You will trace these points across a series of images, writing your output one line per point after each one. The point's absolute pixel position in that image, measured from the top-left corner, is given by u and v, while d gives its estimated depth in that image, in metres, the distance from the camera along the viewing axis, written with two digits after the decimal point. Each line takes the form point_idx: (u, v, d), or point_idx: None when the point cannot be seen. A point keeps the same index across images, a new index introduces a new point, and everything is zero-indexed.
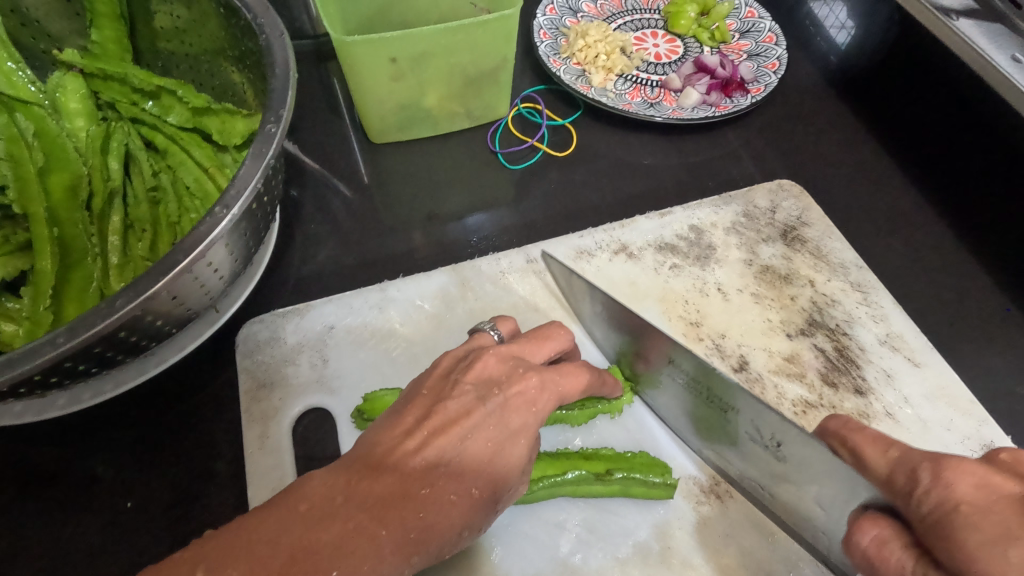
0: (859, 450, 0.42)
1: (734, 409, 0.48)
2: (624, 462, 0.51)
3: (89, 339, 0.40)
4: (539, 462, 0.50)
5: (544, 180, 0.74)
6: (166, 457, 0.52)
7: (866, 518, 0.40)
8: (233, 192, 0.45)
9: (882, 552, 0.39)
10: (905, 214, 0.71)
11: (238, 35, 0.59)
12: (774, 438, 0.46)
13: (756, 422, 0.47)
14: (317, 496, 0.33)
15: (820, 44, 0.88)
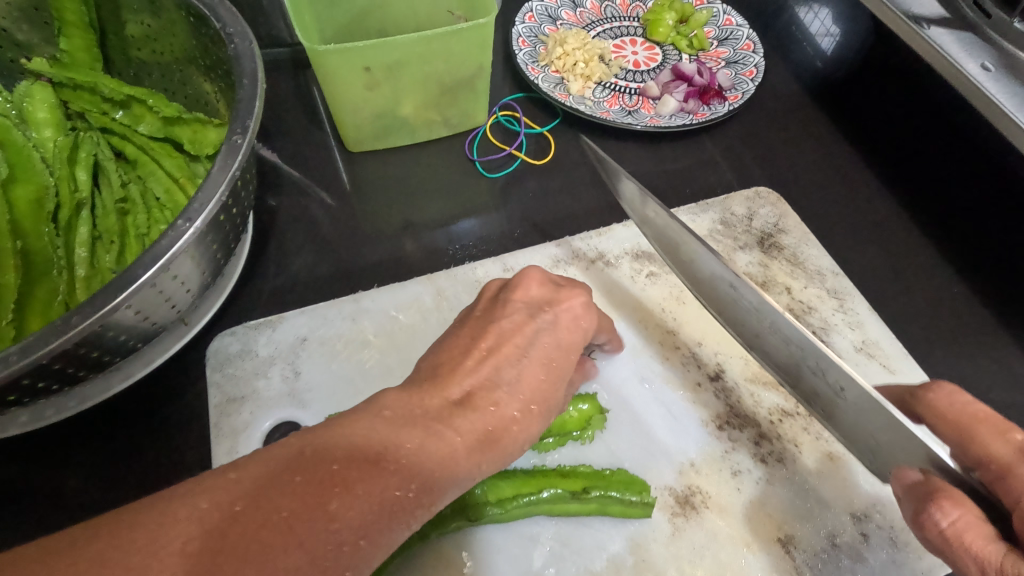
0: (978, 434, 0.38)
1: (797, 346, 0.46)
2: (602, 479, 0.50)
3: (43, 357, 0.39)
4: (514, 480, 0.49)
5: (522, 188, 0.73)
6: (132, 475, 0.51)
7: (948, 498, 0.37)
8: (196, 205, 0.44)
9: (964, 537, 0.36)
10: (881, 221, 0.71)
11: (208, 44, 0.59)
12: (838, 383, 0.44)
13: (822, 365, 0.44)
14: (363, 426, 0.34)
15: (806, 49, 0.89)
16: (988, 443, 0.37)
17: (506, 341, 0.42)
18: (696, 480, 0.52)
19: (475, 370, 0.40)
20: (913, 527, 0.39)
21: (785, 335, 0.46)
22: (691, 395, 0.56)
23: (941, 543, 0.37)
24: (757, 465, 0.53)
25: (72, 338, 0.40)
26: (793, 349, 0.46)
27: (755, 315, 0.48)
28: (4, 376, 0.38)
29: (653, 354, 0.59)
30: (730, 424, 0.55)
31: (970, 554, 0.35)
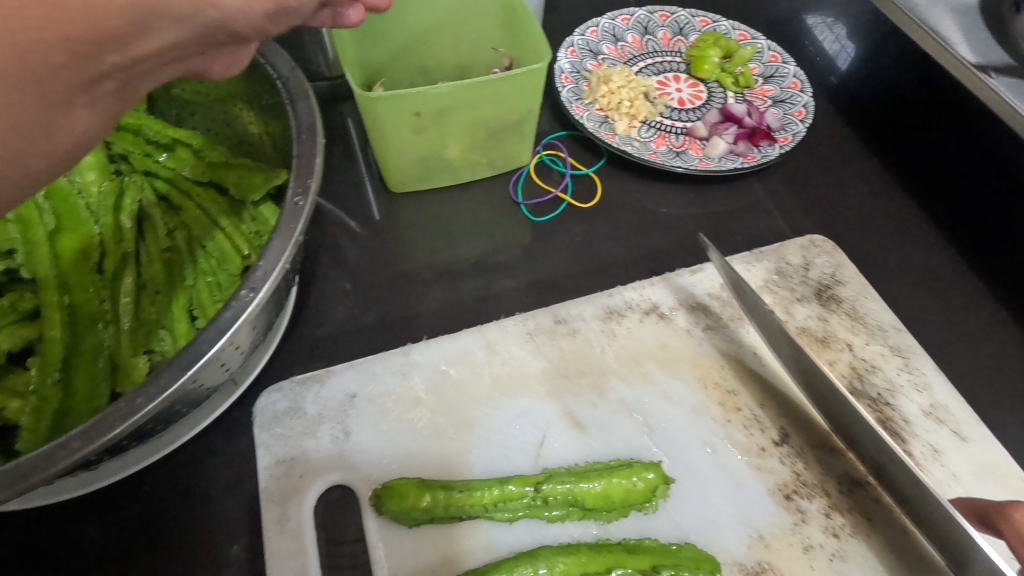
0: None
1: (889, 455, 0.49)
2: (669, 557, 0.49)
3: (107, 443, 0.37)
4: (579, 557, 0.47)
5: (568, 232, 0.72)
6: (178, 542, 0.49)
7: None
8: (260, 274, 0.43)
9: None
10: (940, 271, 0.69)
11: (259, 91, 0.58)
12: (928, 497, 0.47)
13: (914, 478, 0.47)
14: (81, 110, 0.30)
15: (819, 65, 0.91)
16: None
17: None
18: (766, 555, 0.50)
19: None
20: None
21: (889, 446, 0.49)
22: (755, 461, 0.54)
23: None
24: (828, 540, 0.51)
25: (135, 422, 0.38)
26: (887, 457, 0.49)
27: (853, 420, 0.52)
28: (68, 464, 0.36)
29: (713, 416, 0.57)
30: (797, 493, 0.53)
31: None
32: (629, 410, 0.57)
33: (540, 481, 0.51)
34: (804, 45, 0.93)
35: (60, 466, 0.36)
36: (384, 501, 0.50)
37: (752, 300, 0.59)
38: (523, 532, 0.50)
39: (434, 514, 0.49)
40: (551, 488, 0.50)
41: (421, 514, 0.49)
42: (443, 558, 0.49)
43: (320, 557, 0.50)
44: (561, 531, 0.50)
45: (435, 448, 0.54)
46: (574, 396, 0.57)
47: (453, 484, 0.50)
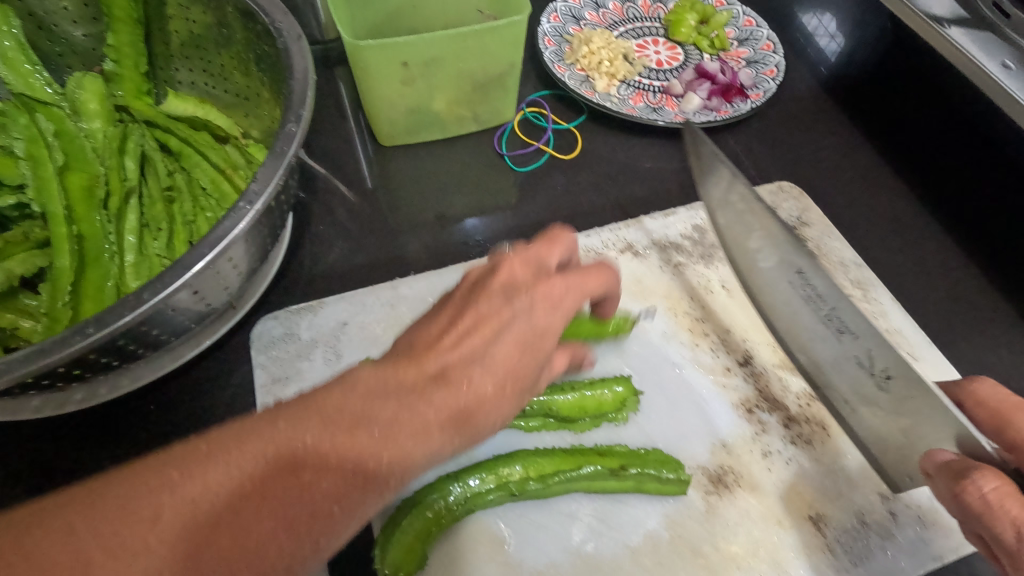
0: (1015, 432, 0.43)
1: (854, 334, 0.51)
2: (637, 458, 0.52)
3: (116, 330, 0.41)
4: (553, 456, 0.51)
5: (550, 182, 0.75)
6: (181, 452, 0.53)
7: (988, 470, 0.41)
8: (255, 189, 0.47)
9: (1004, 501, 0.39)
10: (904, 215, 0.73)
11: (253, 39, 0.61)
12: (886, 370, 0.49)
13: (872, 352, 0.50)
14: (368, 382, 0.37)
15: (810, 54, 0.90)
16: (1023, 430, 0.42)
17: (482, 321, 0.41)
18: (728, 459, 0.54)
19: (452, 349, 0.40)
20: (952, 500, 0.42)
21: (846, 330, 0.52)
22: (721, 379, 0.58)
23: (981, 506, 0.40)
24: (787, 447, 0.55)
25: (142, 312, 0.42)
26: (846, 337, 0.52)
27: (821, 302, 0.54)
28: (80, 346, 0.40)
29: (683, 341, 0.61)
30: (758, 407, 0.57)
31: (1007, 516, 0.39)
32: None
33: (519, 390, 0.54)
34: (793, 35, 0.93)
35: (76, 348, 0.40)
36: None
37: (719, 205, 0.62)
38: (502, 440, 0.54)
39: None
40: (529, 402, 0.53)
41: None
42: None
43: None
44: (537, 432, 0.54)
45: None
46: None
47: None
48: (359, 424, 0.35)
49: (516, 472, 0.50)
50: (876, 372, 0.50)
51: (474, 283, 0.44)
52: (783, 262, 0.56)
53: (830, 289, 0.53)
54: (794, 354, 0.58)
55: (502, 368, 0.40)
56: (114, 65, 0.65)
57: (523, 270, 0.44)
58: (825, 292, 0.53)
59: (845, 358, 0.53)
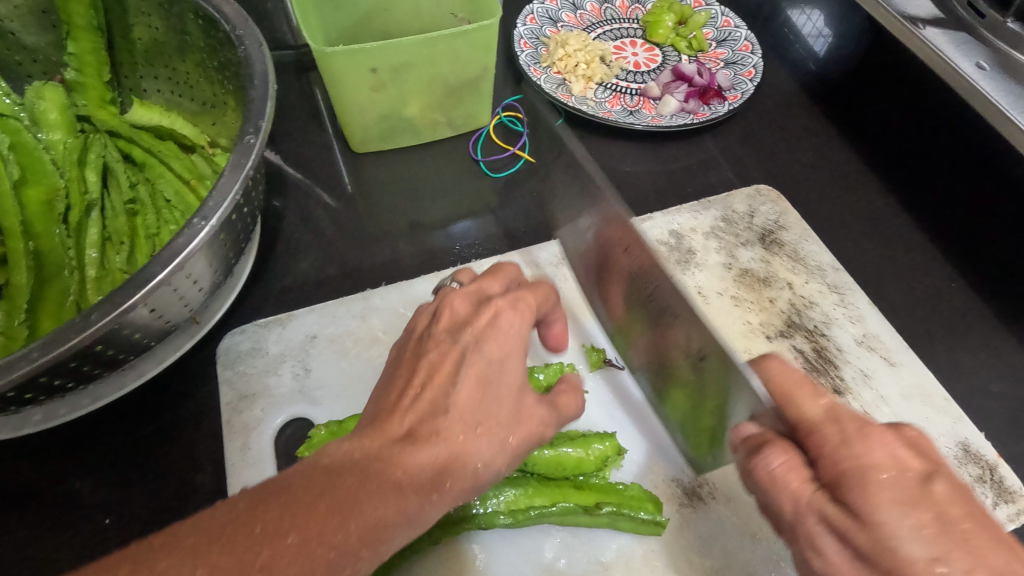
0: (790, 395, 0.40)
1: (676, 317, 0.51)
2: (614, 494, 0.50)
3: (64, 354, 0.40)
4: (527, 490, 0.48)
5: (526, 187, 0.74)
6: (145, 471, 0.52)
7: (778, 445, 0.39)
8: (211, 204, 0.46)
9: (788, 477, 0.38)
10: (884, 217, 0.72)
11: (216, 46, 0.59)
12: (702, 352, 0.49)
13: (690, 334, 0.50)
14: (338, 451, 0.35)
15: (798, 51, 0.90)
16: (801, 404, 0.39)
17: (438, 365, 0.40)
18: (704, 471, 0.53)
19: (414, 404, 0.38)
20: (749, 473, 0.41)
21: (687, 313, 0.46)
22: None
23: (766, 479, 0.39)
24: None
25: (91, 335, 0.41)
26: (669, 321, 0.51)
27: (648, 287, 0.53)
28: (24, 372, 0.39)
29: None
30: None
31: (786, 491, 0.38)
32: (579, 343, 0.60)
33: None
34: (784, 32, 0.93)
35: (21, 373, 0.39)
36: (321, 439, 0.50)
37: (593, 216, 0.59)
38: None
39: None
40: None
41: None
42: None
43: None
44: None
45: None
46: None
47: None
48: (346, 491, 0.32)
49: (486, 507, 0.48)
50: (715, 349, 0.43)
51: (424, 335, 0.43)
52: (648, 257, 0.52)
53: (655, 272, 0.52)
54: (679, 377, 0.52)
55: (472, 408, 0.38)
56: (76, 74, 0.64)
57: (464, 306, 0.45)
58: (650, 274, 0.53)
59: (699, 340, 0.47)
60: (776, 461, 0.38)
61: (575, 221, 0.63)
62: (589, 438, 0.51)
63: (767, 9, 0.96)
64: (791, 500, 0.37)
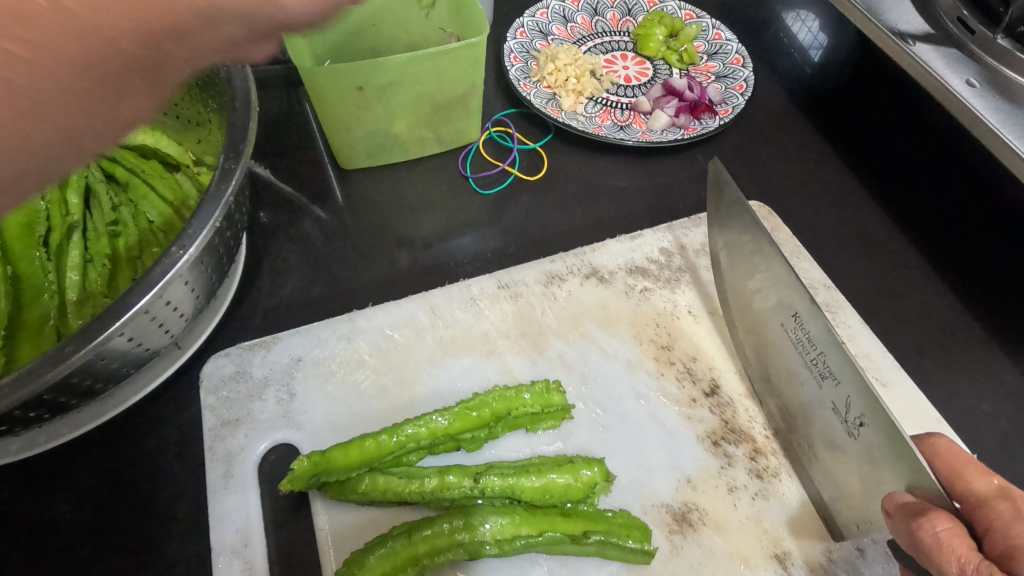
0: (962, 470, 0.44)
1: (837, 380, 0.47)
2: (602, 522, 0.49)
3: (37, 388, 0.40)
4: (513, 519, 0.48)
5: (515, 204, 0.74)
6: (125, 501, 0.51)
7: (941, 511, 0.40)
8: (190, 232, 0.46)
9: (953, 542, 0.39)
10: (874, 233, 0.72)
11: (199, 66, 0.59)
12: (861, 417, 0.45)
13: (850, 398, 0.46)
14: None
15: (795, 55, 0.91)
16: (972, 480, 0.43)
17: None
18: (693, 496, 0.52)
19: None
20: (905, 541, 0.41)
21: (825, 375, 0.48)
22: (686, 411, 0.57)
23: (930, 544, 0.39)
24: (752, 481, 0.53)
25: (64, 368, 0.40)
26: (829, 383, 0.48)
27: (810, 345, 0.50)
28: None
29: (648, 370, 0.59)
30: (725, 439, 0.56)
31: (951, 557, 0.39)
32: (567, 365, 0.59)
33: (490, 422, 0.53)
34: (778, 35, 0.94)
35: None
36: (303, 469, 0.48)
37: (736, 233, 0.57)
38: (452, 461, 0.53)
39: (373, 467, 0.49)
40: (490, 480, 0.49)
41: (343, 472, 0.48)
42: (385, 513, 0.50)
43: (264, 510, 0.52)
44: (501, 463, 0.52)
45: (379, 408, 0.56)
46: (514, 355, 0.60)
47: (401, 428, 0.50)
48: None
49: (471, 537, 0.47)
50: (850, 418, 0.46)
51: None
52: (779, 292, 0.52)
53: (823, 336, 0.48)
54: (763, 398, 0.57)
55: None
56: None
57: None
58: (818, 337, 0.49)
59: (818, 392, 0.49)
60: (942, 526, 0.40)
61: (719, 234, 0.61)
62: (576, 462, 0.50)
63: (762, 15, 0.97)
64: (956, 562, 0.39)
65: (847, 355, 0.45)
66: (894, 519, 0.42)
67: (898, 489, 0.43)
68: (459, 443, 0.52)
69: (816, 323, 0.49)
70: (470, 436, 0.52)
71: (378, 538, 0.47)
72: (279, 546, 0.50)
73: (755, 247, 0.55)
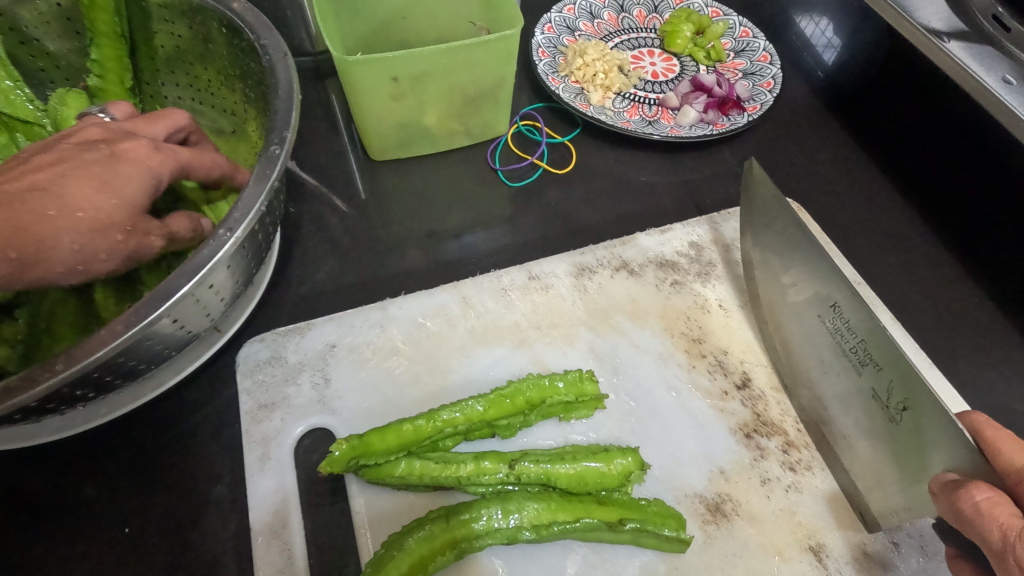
0: (998, 445, 0.44)
1: (877, 366, 0.48)
2: (638, 511, 0.49)
3: (86, 368, 0.40)
4: (550, 505, 0.48)
5: (544, 197, 0.74)
6: (164, 481, 0.51)
7: (979, 482, 0.41)
8: (236, 215, 0.46)
9: (994, 511, 0.40)
10: (903, 231, 0.72)
11: (239, 55, 0.59)
12: (902, 403, 0.46)
13: (892, 384, 0.47)
14: None
15: (808, 59, 0.90)
16: (1010, 455, 0.43)
17: None
18: (726, 487, 0.53)
19: None
20: (951, 517, 0.41)
21: (865, 362, 0.49)
22: (718, 404, 0.57)
23: (971, 514, 0.40)
24: (785, 473, 0.54)
25: (114, 347, 0.41)
26: (869, 370, 0.49)
27: (848, 334, 0.51)
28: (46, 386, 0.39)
29: (679, 363, 0.59)
30: (757, 432, 0.56)
31: (994, 523, 0.39)
32: (598, 356, 0.60)
33: (525, 409, 0.53)
34: (791, 39, 0.93)
35: (44, 386, 0.39)
36: (344, 452, 0.48)
37: (770, 224, 0.59)
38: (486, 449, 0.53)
39: (411, 451, 0.50)
40: (525, 467, 0.49)
41: (381, 457, 0.49)
42: (421, 497, 0.51)
43: (301, 493, 0.52)
44: (535, 450, 0.52)
45: (413, 395, 0.57)
46: (545, 345, 0.60)
47: (437, 414, 0.51)
48: (36, 180, 0.41)
49: (508, 521, 0.47)
50: (891, 404, 0.47)
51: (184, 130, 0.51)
52: (816, 284, 0.54)
53: (863, 324, 0.49)
54: (796, 391, 0.57)
55: None
56: (99, 79, 0.64)
57: None
58: (857, 326, 0.50)
59: (857, 380, 0.50)
60: (980, 494, 0.40)
61: (752, 231, 0.62)
62: (610, 451, 0.51)
63: (788, 15, 0.96)
64: (998, 529, 0.39)
65: (890, 341, 0.47)
66: (938, 496, 0.43)
67: (942, 471, 0.44)
68: (494, 430, 0.52)
69: (855, 311, 0.50)
70: (505, 423, 0.52)
71: (417, 520, 0.47)
72: (315, 528, 0.51)
73: (791, 239, 0.56)
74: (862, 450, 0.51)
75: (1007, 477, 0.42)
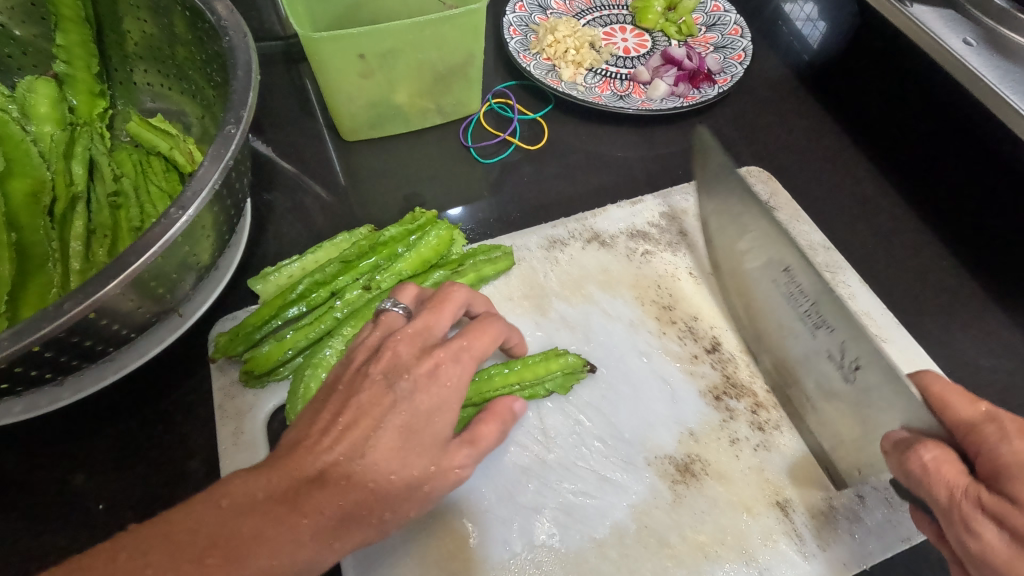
0: (946, 398, 0.44)
1: (831, 328, 0.50)
2: None
3: (34, 343, 0.40)
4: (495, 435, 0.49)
5: (516, 173, 0.74)
6: (137, 458, 0.52)
7: (930, 441, 0.42)
8: (190, 194, 0.46)
9: (942, 468, 0.41)
10: (872, 197, 0.72)
11: (203, 38, 0.59)
12: (856, 361, 0.47)
13: (845, 343, 0.48)
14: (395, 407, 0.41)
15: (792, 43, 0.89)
16: (958, 408, 0.43)
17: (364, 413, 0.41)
18: (695, 448, 0.53)
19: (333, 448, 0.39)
20: (902, 480, 0.43)
21: (822, 325, 0.50)
22: (688, 367, 0.58)
23: (921, 474, 0.41)
24: (754, 434, 0.54)
25: (62, 324, 0.41)
26: (823, 331, 0.50)
27: (801, 297, 0.52)
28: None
29: (650, 329, 0.60)
30: (726, 394, 0.56)
31: (942, 484, 0.40)
32: (570, 325, 0.60)
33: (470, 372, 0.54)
34: (771, 13, 0.94)
35: None
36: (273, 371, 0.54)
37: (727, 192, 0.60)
38: None
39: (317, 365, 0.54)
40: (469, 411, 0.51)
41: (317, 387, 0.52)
42: None
43: None
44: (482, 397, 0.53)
45: None
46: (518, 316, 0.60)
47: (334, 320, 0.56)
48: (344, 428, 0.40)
49: None
50: (847, 364, 0.48)
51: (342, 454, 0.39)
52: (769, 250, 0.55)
53: (817, 286, 0.50)
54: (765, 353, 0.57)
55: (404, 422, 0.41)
56: (66, 66, 0.63)
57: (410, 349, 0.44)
58: (811, 288, 0.51)
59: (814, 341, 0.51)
60: (929, 454, 0.41)
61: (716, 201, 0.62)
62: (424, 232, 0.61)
63: None
64: (946, 489, 0.40)
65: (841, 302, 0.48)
66: (890, 455, 0.44)
67: (897, 427, 0.45)
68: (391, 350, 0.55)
69: (809, 277, 0.51)
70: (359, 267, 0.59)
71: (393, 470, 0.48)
72: None
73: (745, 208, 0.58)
74: (826, 409, 0.52)
75: (957, 432, 0.43)
